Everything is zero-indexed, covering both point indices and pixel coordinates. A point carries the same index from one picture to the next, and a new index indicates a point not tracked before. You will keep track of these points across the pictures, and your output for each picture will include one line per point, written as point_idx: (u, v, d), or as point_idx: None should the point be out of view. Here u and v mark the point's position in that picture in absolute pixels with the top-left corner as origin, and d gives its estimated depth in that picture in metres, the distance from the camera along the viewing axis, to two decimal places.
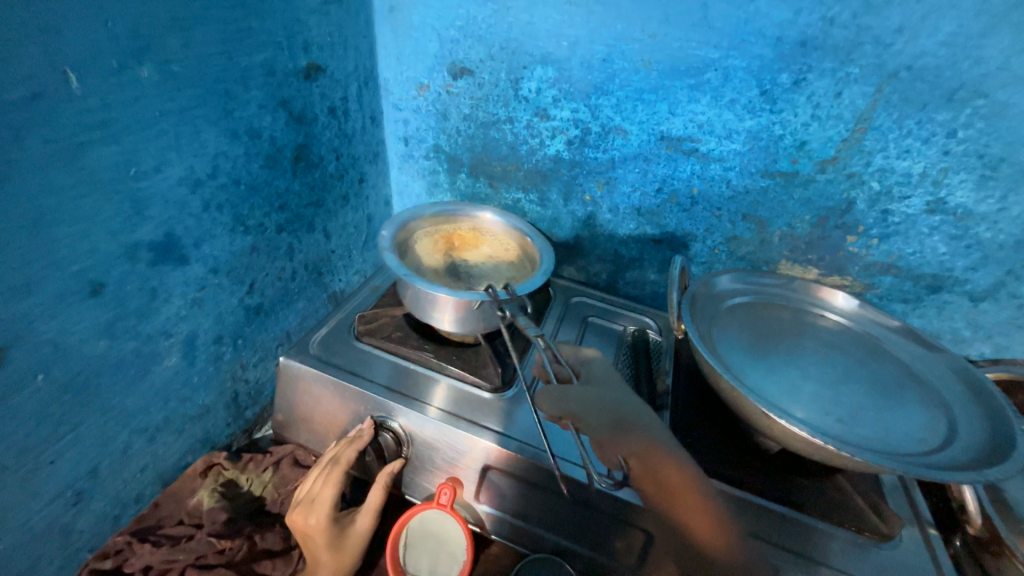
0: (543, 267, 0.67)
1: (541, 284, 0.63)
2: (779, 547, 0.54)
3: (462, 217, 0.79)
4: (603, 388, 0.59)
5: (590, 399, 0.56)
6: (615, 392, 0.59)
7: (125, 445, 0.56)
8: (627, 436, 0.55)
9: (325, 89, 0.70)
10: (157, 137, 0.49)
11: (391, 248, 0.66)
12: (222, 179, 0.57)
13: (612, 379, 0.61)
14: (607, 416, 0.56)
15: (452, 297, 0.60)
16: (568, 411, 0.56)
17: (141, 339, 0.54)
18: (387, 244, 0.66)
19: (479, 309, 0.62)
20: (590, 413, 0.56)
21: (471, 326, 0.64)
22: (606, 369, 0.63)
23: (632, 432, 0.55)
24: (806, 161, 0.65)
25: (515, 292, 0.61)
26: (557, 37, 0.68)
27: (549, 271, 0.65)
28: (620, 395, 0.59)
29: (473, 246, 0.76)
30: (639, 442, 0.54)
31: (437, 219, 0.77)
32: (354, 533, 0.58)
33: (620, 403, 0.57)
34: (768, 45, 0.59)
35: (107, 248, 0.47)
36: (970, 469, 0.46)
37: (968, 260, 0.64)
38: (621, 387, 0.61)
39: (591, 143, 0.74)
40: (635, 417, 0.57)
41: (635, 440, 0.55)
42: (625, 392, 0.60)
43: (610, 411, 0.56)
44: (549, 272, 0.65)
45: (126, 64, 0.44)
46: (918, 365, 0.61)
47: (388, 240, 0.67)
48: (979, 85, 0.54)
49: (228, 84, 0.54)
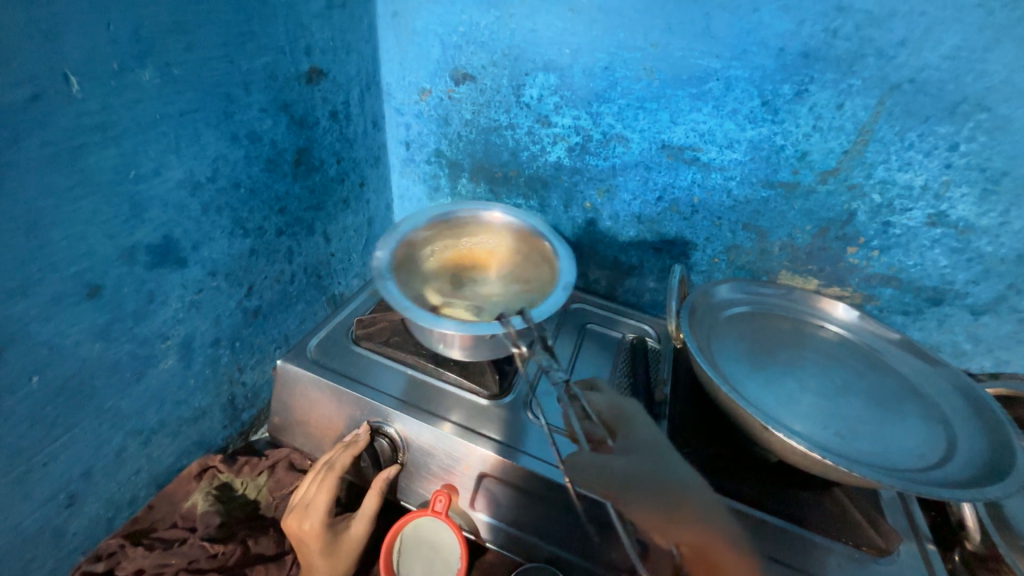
0: (561, 281, 0.64)
1: (563, 301, 0.61)
2: (775, 560, 0.54)
3: (467, 217, 0.76)
4: (648, 463, 0.53)
5: (639, 481, 0.52)
6: (663, 465, 0.53)
7: (119, 448, 0.56)
8: (682, 522, 0.50)
9: (327, 93, 0.70)
10: (156, 140, 0.49)
11: (390, 272, 0.65)
12: (221, 182, 0.57)
13: (659, 447, 0.55)
14: (657, 500, 0.51)
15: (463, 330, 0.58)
16: (615, 495, 0.52)
17: (137, 342, 0.54)
18: (387, 271, 0.64)
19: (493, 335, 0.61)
20: (639, 498, 0.51)
21: (482, 346, 0.63)
22: (649, 432, 0.56)
23: (687, 521, 0.50)
24: (807, 172, 0.64)
25: (531, 319, 0.58)
26: (559, 44, 0.68)
27: (570, 286, 0.63)
28: (671, 469, 0.53)
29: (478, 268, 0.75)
30: (694, 532, 0.50)
31: (439, 225, 0.75)
32: (348, 539, 0.57)
33: (673, 483, 0.52)
34: (770, 56, 0.59)
35: (104, 251, 0.47)
36: (969, 487, 0.46)
37: (969, 273, 0.63)
38: (671, 458, 0.54)
39: (592, 150, 0.74)
40: (691, 500, 0.51)
41: (689, 530, 0.50)
42: (679, 466, 0.54)
43: (661, 492, 0.52)
44: (570, 286, 0.63)
45: (126, 67, 0.44)
46: (918, 378, 0.61)
47: (389, 267, 0.65)
48: (982, 99, 0.54)
49: (229, 88, 0.55)
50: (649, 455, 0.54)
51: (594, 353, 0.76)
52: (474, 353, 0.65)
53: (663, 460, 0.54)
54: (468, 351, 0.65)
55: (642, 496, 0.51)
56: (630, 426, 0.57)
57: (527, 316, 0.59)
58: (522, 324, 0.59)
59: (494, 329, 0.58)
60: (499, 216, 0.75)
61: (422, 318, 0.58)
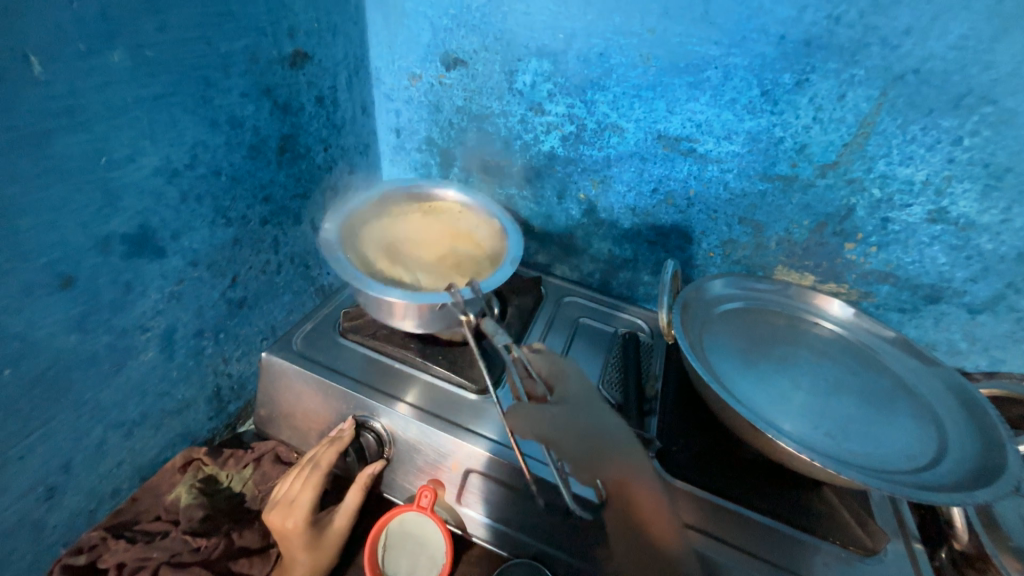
0: (510, 256, 0.64)
1: (509, 274, 0.61)
2: (764, 560, 0.53)
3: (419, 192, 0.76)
4: (580, 411, 0.58)
5: (569, 426, 0.56)
6: (594, 414, 0.58)
7: (100, 440, 0.55)
8: (609, 460, 0.55)
9: (313, 77, 0.68)
10: (129, 125, 0.47)
11: (340, 244, 0.63)
12: (201, 169, 0.55)
13: (588, 397, 0.60)
14: (587, 442, 0.56)
15: (412, 301, 0.57)
16: (547, 435, 0.56)
17: (115, 334, 0.52)
18: (333, 241, 0.63)
19: (441, 311, 0.59)
20: (568, 439, 0.56)
21: (438, 324, 0.61)
22: (582, 385, 0.62)
23: (609, 457, 0.55)
24: (805, 165, 0.63)
25: (480, 291, 0.58)
26: (553, 29, 0.65)
27: (517, 260, 0.63)
28: (597, 417, 0.58)
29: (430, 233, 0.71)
30: (616, 467, 0.55)
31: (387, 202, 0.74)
32: (333, 533, 0.57)
33: (598, 427, 0.57)
34: (770, 43, 0.57)
35: (77, 240, 0.46)
36: (959, 490, 0.45)
37: (967, 271, 0.62)
38: (597, 407, 0.59)
39: (586, 140, 0.72)
40: (613, 441, 0.56)
41: (612, 465, 0.55)
42: (603, 413, 0.59)
43: (591, 436, 0.56)
44: (518, 261, 0.63)
45: (94, 47, 0.42)
46: (912, 377, 0.60)
47: (336, 235, 0.64)
48: (988, 91, 0.52)
49: (207, 71, 0.52)
50: (582, 404, 0.59)
51: (586, 348, 0.75)
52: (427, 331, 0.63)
53: (595, 410, 0.58)
54: (423, 331, 0.62)
55: (573, 439, 0.56)
56: (567, 384, 0.62)
57: (476, 287, 0.59)
58: (471, 295, 0.59)
59: (442, 299, 0.57)
60: (453, 195, 0.76)
61: (369, 288, 0.57)
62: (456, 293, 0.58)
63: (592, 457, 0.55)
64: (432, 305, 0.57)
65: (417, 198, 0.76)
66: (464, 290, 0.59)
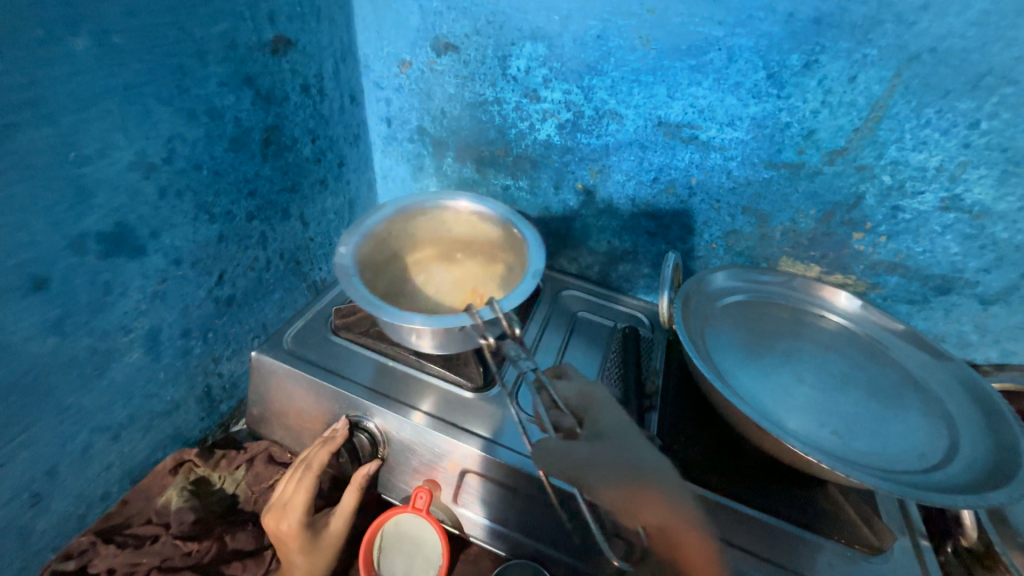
0: (531, 268, 0.60)
1: (532, 289, 0.58)
2: (766, 560, 0.52)
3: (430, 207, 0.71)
4: (614, 447, 0.53)
5: (605, 465, 0.52)
6: (631, 450, 0.53)
7: (86, 444, 0.54)
8: (648, 502, 0.51)
9: (297, 65, 0.65)
10: (98, 118, 0.44)
11: (355, 269, 0.60)
12: (180, 164, 0.53)
13: (625, 430, 0.55)
14: (624, 484, 0.51)
15: (431, 324, 0.55)
16: (580, 477, 0.51)
17: (95, 336, 0.51)
18: (349, 266, 0.60)
19: (461, 331, 0.57)
20: (603, 480, 0.51)
21: (457, 344, 0.59)
22: (616, 415, 0.56)
23: (649, 499, 0.51)
24: (813, 152, 0.60)
25: (500, 309, 0.56)
26: (547, 10, 0.62)
27: (539, 273, 0.59)
28: (637, 452, 0.53)
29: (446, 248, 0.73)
30: (657, 511, 0.50)
31: (409, 212, 0.70)
32: (328, 535, 0.56)
33: (638, 466, 0.52)
34: (777, 22, 0.54)
35: (49, 240, 0.44)
36: (972, 491, 0.44)
37: (980, 261, 0.60)
38: (636, 440, 0.54)
39: (584, 128, 0.69)
40: (654, 481, 0.51)
41: (652, 509, 0.50)
42: (642, 447, 0.53)
43: (627, 475, 0.51)
44: (539, 274, 0.59)
45: (56, 33, 0.40)
46: (921, 371, 0.58)
47: (349, 257, 0.62)
48: (1009, 71, 0.49)
49: (182, 58, 0.50)
50: (618, 439, 0.54)
51: (585, 343, 0.73)
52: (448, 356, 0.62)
53: (634, 447, 0.53)
54: (441, 351, 0.60)
55: (608, 480, 0.51)
56: (601, 415, 0.56)
57: (495, 307, 0.56)
58: (491, 315, 0.57)
59: (462, 321, 0.55)
60: (467, 206, 0.70)
61: (387, 313, 0.55)
62: (475, 314, 0.56)
63: (631, 500, 0.51)
64: (451, 327, 0.56)
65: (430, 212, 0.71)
66: (482, 310, 0.57)
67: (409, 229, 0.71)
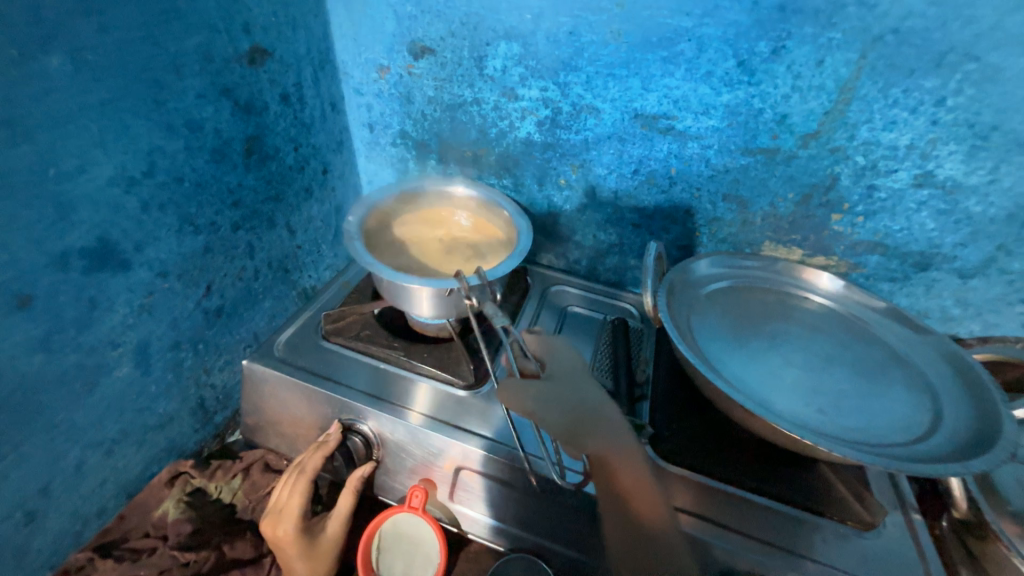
0: (519, 248, 0.63)
1: (515, 265, 0.60)
2: (762, 541, 0.52)
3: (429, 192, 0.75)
4: (565, 386, 0.57)
5: (551, 396, 0.55)
6: (578, 388, 0.57)
7: (79, 461, 0.54)
8: (592, 430, 0.53)
9: (275, 75, 0.65)
10: (75, 134, 0.45)
11: (358, 233, 0.64)
12: (160, 177, 0.53)
13: (577, 374, 0.59)
14: (569, 415, 0.54)
15: (423, 284, 0.57)
16: (532, 405, 0.55)
17: (83, 352, 0.51)
18: (353, 230, 0.64)
19: (450, 296, 0.59)
20: (552, 412, 0.54)
21: (448, 309, 0.61)
22: (572, 362, 0.60)
23: (589, 428, 0.53)
24: (787, 136, 0.61)
25: (486, 277, 0.58)
26: (519, 10, 0.63)
27: (525, 252, 0.62)
28: (584, 391, 0.56)
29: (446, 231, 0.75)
30: (598, 440, 0.52)
31: (409, 198, 0.74)
32: (326, 539, 0.56)
33: (583, 404, 0.55)
34: (744, 11, 0.55)
35: (31, 259, 0.44)
36: (954, 460, 0.44)
37: (957, 236, 0.61)
38: (583, 383, 0.58)
39: (563, 124, 0.70)
40: (601, 416, 0.54)
41: (594, 439, 0.53)
42: (591, 391, 0.57)
43: (573, 408, 0.55)
44: (525, 253, 0.63)
45: (28, 52, 0.40)
46: (904, 346, 0.59)
47: (354, 223, 0.65)
48: (970, 47, 0.50)
49: (157, 72, 0.50)
50: (570, 378, 0.58)
51: (576, 337, 0.74)
52: (440, 320, 0.63)
53: (581, 384, 0.57)
54: (435, 315, 0.61)
55: (557, 405, 0.55)
56: (559, 363, 0.60)
57: (481, 273, 0.58)
58: (477, 282, 0.58)
59: (449, 284, 0.57)
60: (462, 189, 0.75)
61: (382, 273, 0.58)
62: (462, 278, 0.57)
63: (579, 428, 0.53)
64: (440, 290, 0.57)
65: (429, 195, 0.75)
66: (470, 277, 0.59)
67: (408, 209, 0.74)
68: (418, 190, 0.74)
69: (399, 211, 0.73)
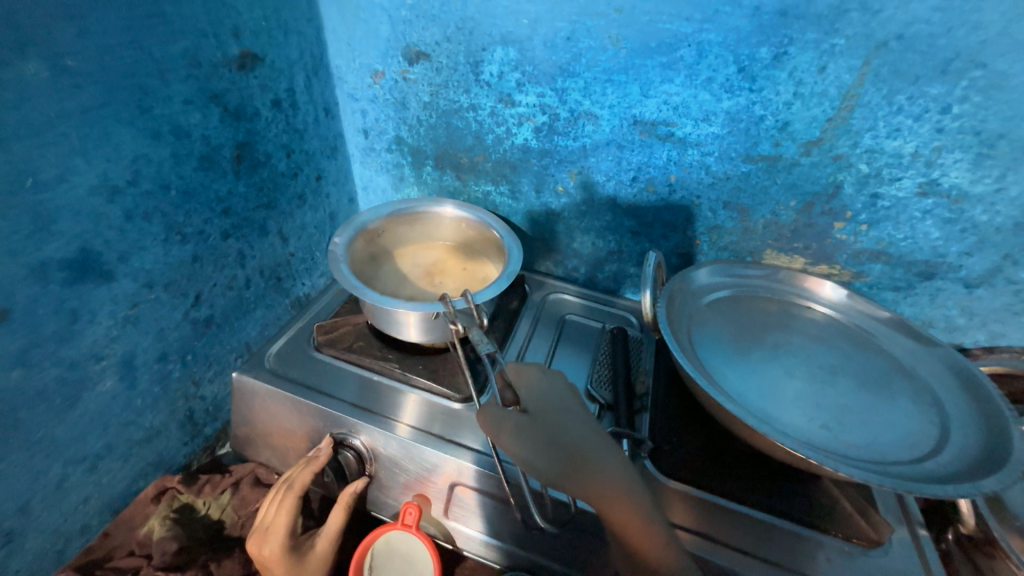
0: (506, 269, 0.62)
1: (502, 288, 0.59)
2: (762, 560, 0.51)
3: (419, 214, 0.74)
4: (545, 422, 0.50)
5: (530, 437, 0.49)
6: (558, 422, 0.51)
7: (60, 478, 0.52)
8: (579, 471, 0.48)
9: (266, 80, 0.64)
10: (54, 142, 0.43)
11: (346, 256, 0.63)
12: (146, 185, 0.52)
13: (557, 405, 0.52)
14: (553, 457, 0.48)
15: (409, 309, 0.56)
16: (511, 451, 0.49)
17: (64, 366, 0.49)
18: (340, 252, 0.63)
19: (439, 319, 0.58)
20: (533, 455, 0.48)
21: (437, 333, 0.60)
22: (550, 389, 0.53)
23: (573, 469, 0.48)
24: (789, 144, 0.60)
25: (473, 301, 0.57)
26: (516, 14, 0.62)
27: (513, 273, 0.61)
28: (566, 428, 0.50)
29: (430, 259, 0.75)
30: (582, 480, 0.47)
31: (400, 217, 0.72)
32: (314, 558, 0.54)
33: (567, 441, 0.49)
34: (744, 16, 0.54)
35: (8, 271, 0.42)
36: (965, 480, 0.43)
37: (963, 245, 0.59)
38: (566, 415, 0.51)
39: (560, 130, 0.68)
40: (589, 451, 0.49)
41: (582, 480, 0.47)
42: (575, 424, 0.51)
43: (557, 448, 0.49)
44: (513, 275, 0.61)
45: (3, 58, 0.39)
46: (909, 358, 0.58)
47: (342, 245, 0.64)
48: (977, 54, 0.49)
49: (142, 78, 0.49)
50: (550, 409, 0.52)
51: (573, 347, 0.72)
52: (428, 341, 0.61)
53: (562, 417, 0.51)
54: (423, 339, 0.61)
55: (535, 448, 0.49)
56: (538, 391, 0.53)
57: (469, 296, 0.57)
58: (465, 305, 0.57)
59: (437, 308, 0.56)
60: (449, 212, 0.74)
61: (368, 297, 0.57)
62: (450, 303, 0.56)
63: (566, 469, 0.48)
64: (428, 314, 0.57)
65: (420, 217, 0.74)
66: (458, 300, 0.58)
67: (397, 230, 0.74)
68: (410, 213, 0.73)
69: (388, 233, 0.73)
